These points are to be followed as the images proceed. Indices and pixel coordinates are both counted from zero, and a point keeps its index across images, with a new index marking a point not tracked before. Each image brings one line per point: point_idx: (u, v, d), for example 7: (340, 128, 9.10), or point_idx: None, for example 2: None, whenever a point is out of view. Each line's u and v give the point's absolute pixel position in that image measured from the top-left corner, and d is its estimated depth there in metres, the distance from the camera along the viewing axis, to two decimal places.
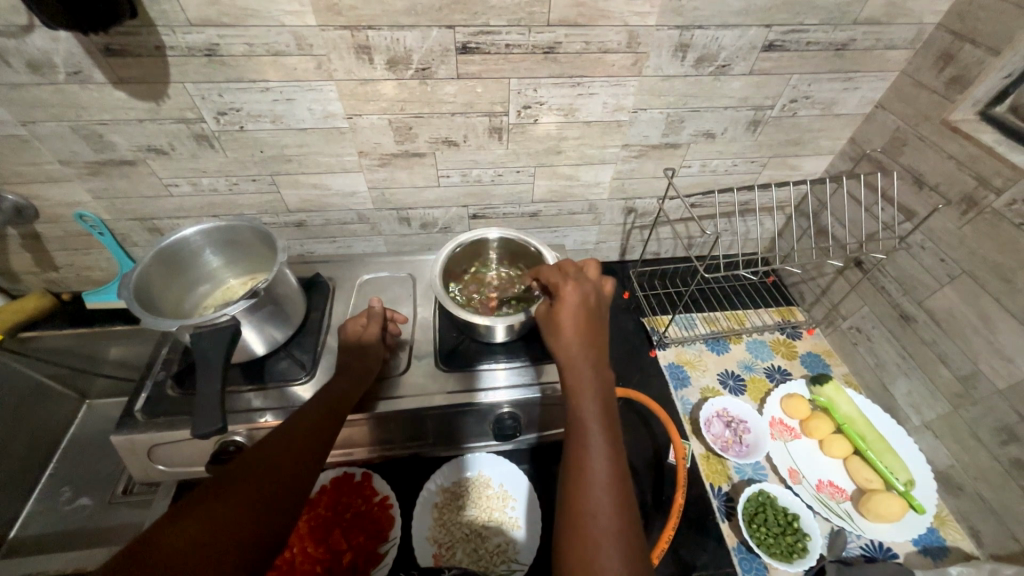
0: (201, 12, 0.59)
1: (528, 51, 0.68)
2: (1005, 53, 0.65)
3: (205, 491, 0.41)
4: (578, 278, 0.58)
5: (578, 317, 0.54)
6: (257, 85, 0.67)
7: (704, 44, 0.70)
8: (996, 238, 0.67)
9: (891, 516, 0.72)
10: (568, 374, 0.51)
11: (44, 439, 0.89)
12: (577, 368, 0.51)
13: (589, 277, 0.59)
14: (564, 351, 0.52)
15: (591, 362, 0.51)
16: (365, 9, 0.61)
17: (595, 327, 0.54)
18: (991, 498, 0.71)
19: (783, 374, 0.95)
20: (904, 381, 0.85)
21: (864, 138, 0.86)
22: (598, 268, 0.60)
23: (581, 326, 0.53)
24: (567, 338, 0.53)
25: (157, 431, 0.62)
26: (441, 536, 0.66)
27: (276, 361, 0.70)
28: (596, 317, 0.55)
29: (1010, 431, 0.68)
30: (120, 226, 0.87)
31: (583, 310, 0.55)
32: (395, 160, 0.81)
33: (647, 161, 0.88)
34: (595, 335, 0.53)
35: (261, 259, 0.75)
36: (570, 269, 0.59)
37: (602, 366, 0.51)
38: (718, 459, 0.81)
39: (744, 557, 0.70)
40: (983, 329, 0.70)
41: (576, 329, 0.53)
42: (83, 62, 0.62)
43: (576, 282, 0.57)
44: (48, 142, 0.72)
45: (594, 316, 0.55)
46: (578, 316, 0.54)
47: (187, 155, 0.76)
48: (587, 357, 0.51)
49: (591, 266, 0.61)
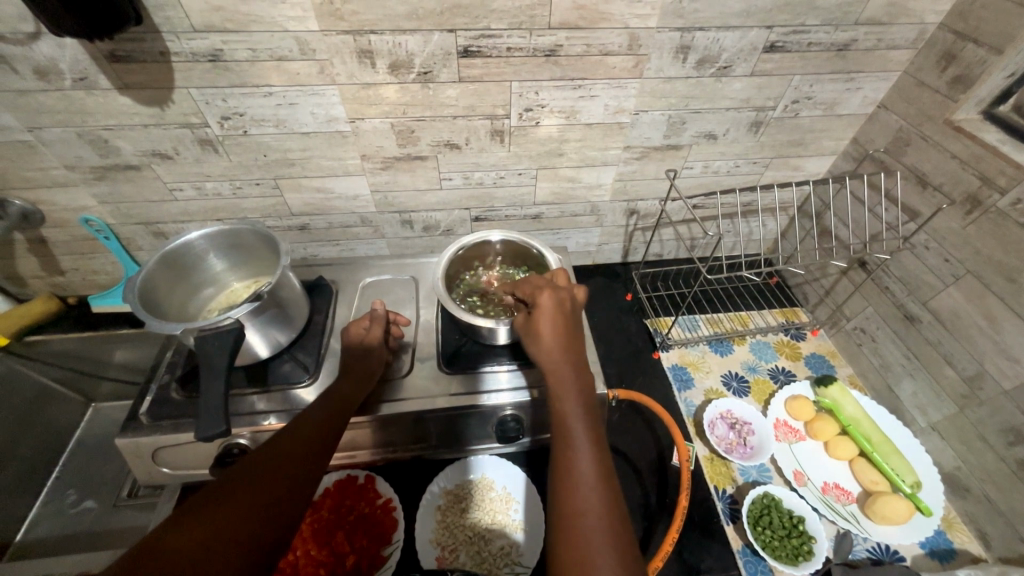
0: (205, 18, 0.60)
1: (529, 54, 0.68)
2: (1007, 53, 0.65)
3: (208, 494, 0.41)
4: (552, 285, 0.59)
5: (556, 322, 0.54)
6: (261, 89, 0.68)
7: (705, 46, 0.70)
8: (1000, 238, 0.67)
9: (898, 518, 0.71)
10: (550, 379, 0.51)
11: (50, 443, 0.90)
12: (559, 373, 0.51)
13: (562, 284, 0.60)
14: (545, 357, 0.52)
15: (572, 367, 0.51)
16: (367, 14, 0.61)
17: (573, 331, 0.55)
18: (998, 500, 0.71)
19: (787, 375, 0.95)
20: (909, 382, 0.84)
21: (866, 138, 0.86)
22: (567, 277, 0.62)
23: (560, 330, 0.54)
24: (547, 344, 0.53)
25: (161, 434, 0.62)
26: (444, 538, 0.66)
27: (279, 363, 0.70)
28: (573, 321, 0.56)
29: (1017, 433, 0.67)
30: (125, 230, 0.88)
31: (561, 315, 0.55)
32: (397, 163, 0.81)
33: (649, 163, 0.88)
34: (574, 339, 0.54)
35: (264, 261, 0.75)
36: (545, 279, 0.60)
37: (582, 370, 0.52)
38: (722, 461, 0.81)
39: (750, 560, 0.69)
40: (988, 330, 0.70)
41: (555, 334, 0.53)
42: (89, 68, 0.63)
43: (551, 288, 0.58)
44: (54, 147, 0.72)
45: (572, 322, 0.56)
46: (557, 320, 0.54)
47: (191, 159, 0.77)
48: (569, 361, 0.52)
49: (560, 275, 0.62)
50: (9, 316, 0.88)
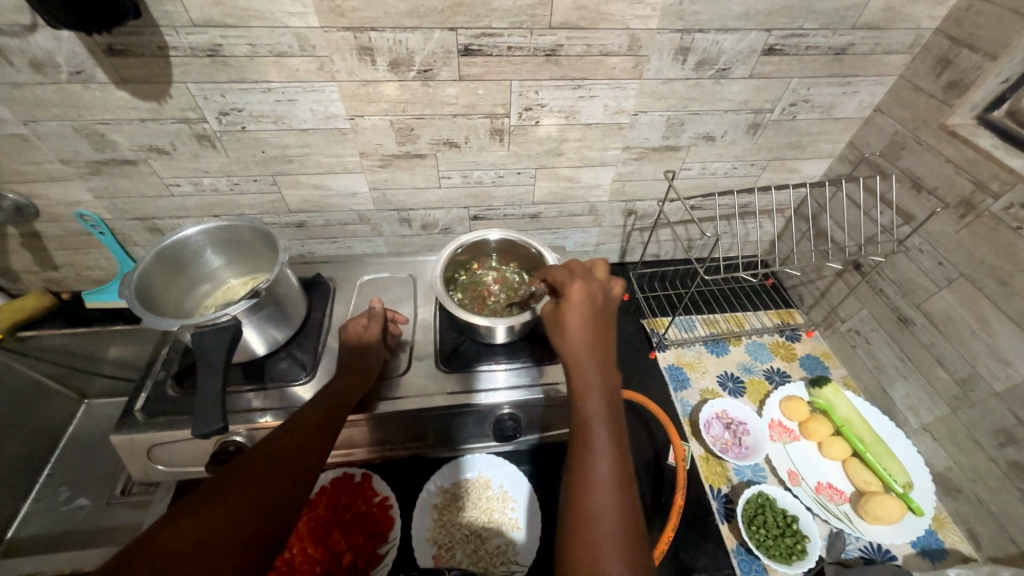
0: (204, 12, 0.59)
1: (530, 54, 0.68)
2: (1002, 59, 0.66)
3: (205, 492, 0.41)
4: (586, 278, 0.57)
5: (585, 317, 0.53)
6: (260, 85, 0.67)
7: (705, 48, 0.71)
8: (994, 242, 0.68)
9: (890, 517, 0.72)
10: (574, 374, 0.51)
11: (42, 439, 0.89)
12: (584, 369, 0.50)
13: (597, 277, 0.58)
14: (572, 350, 0.52)
15: (598, 363, 0.51)
16: (368, 11, 0.61)
17: (603, 328, 0.54)
18: (989, 500, 0.72)
19: (782, 376, 0.95)
20: (902, 384, 0.85)
21: (863, 141, 0.87)
22: (606, 270, 0.60)
23: (588, 324, 0.53)
24: (574, 337, 0.52)
25: (157, 431, 0.62)
26: (441, 537, 0.66)
27: (276, 361, 0.70)
28: (603, 316, 0.55)
29: (1008, 434, 0.68)
30: (120, 225, 0.87)
31: (592, 311, 0.54)
32: (396, 161, 0.81)
33: (647, 163, 0.88)
34: (603, 335, 0.53)
35: (262, 258, 0.75)
36: (579, 270, 0.59)
37: (608, 367, 0.51)
38: (718, 460, 0.81)
39: (744, 559, 0.70)
40: (981, 332, 0.71)
41: (584, 328, 0.53)
42: (86, 62, 0.63)
43: (583, 280, 0.56)
44: (49, 141, 0.71)
45: (601, 316, 0.55)
46: (586, 315, 0.53)
47: (189, 155, 0.76)
48: (594, 357, 0.51)
49: (598, 268, 0.61)
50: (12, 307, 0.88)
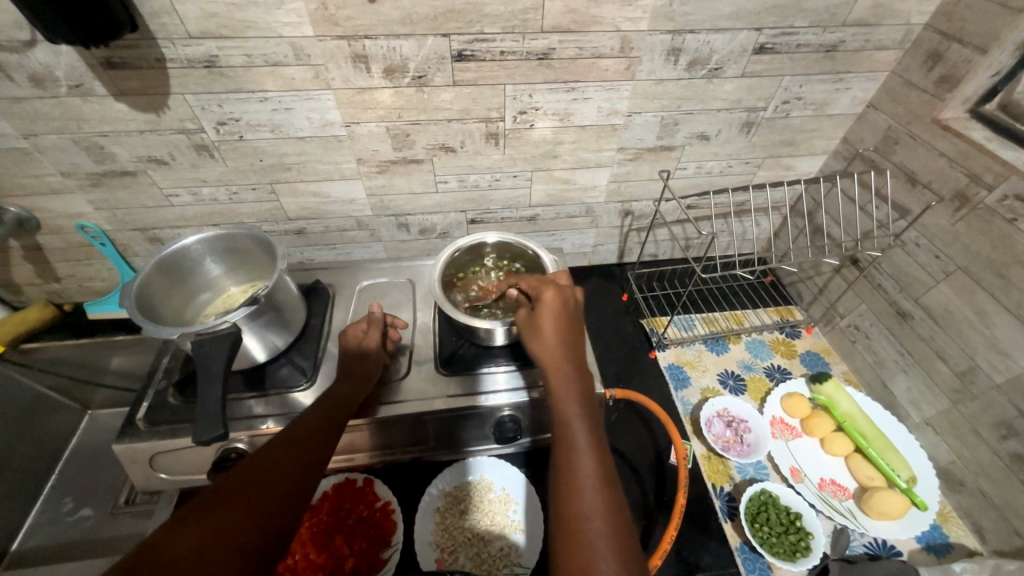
0: (200, 24, 0.60)
1: (522, 58, 0.69)
2: (991, 52, 0.66)
3: (207, 497, 0.41)
4: (557, 283, 0.59)
5: (559, 323, 0.54)
6: (256, 95, 0.68)
7: (696, 48, 0.71)
8: (989, 234, 0.68)
9: (894, 513, 0.72)
10: (550, 379, 0.51)
11: (47, 450, 0.89)
12: (560, 371, 0.51)
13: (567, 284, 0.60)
14: (547, 356, 0.53)
15: (574, 367, 0.52)
16: (361, 19, 0.62)
17: (576, 330, 0.55)
18: (992, 493, 0.71)
19: (783, 373, 0.95)
20: (903, 378, 0.85)
21: (857, 137, 0.87)
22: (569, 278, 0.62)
23: (561, 328, 0.54)
24: (548, 341, 0.53)
25: (159, 439, 0.62)
26: (443, 540, 0.66)
27: (276, 367, 0.70)
28: (575, 320, 0.56)
29: (1009, 425, 0.68)
30: (121, 236, 0.88)
31: (564, 316, 0.55)
32: (393, 166, 0.82)
33: (643, 164, 0.89)
34: (575, 340, 0.54)
35: (261, 265, 0.75)
36: (549, 277, 0.61)
37: (583, 369, 0.52)
38: (719, 459, 0.81)
39: (748, 557, 0.69)
40: (979, 324, 0.71)
41: (557, 332, 0.54)
42: (85, 75, 0.63)
43: (555, 286, 0.58)
44: (50, 154, 0.72)
45: (573, 319, 0.56)
46: (559, 320, 0.55)
47: (188, 165, 0.77)
48: (570, 361, 0.52)
49: (562, 277, 0.63)
50: (35, 313, 0.92)
